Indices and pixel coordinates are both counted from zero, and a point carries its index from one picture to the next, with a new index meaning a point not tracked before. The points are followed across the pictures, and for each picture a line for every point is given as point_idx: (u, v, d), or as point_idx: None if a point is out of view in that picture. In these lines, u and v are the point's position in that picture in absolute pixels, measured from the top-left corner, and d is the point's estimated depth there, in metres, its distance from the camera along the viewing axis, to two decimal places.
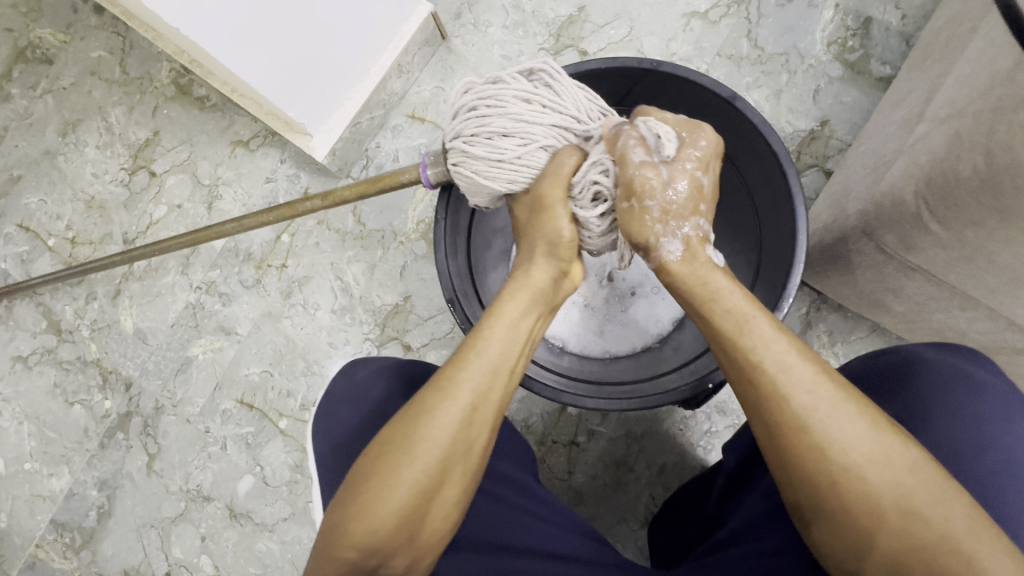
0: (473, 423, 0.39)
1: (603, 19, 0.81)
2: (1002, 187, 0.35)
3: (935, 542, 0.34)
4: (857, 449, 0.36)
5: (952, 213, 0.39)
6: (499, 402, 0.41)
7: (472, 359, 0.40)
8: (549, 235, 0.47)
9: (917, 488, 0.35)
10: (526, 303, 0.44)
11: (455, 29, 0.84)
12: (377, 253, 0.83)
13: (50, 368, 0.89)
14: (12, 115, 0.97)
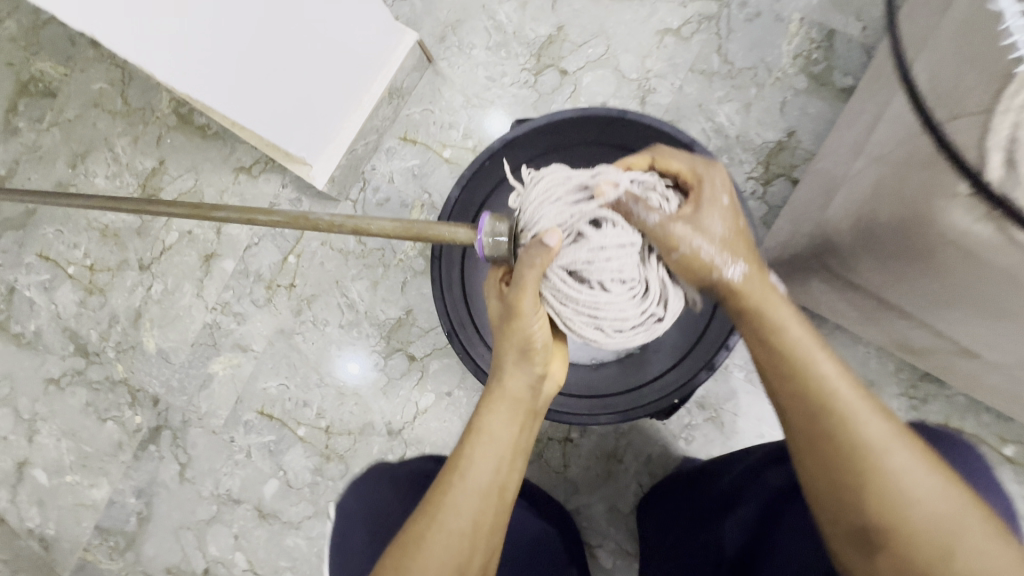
0: (473, 525, 0.45)
1: (581, 39, 0.85)
2: (912, 231, 0.41)
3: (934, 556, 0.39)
4: (888, 457, 0.41)
5: (878, 247, 0.44)
6: (491, 510, 0.46)
7: (460, 476, 0.46)
8: (520, 345, 0.50)
9: (934, 507, 0.40)
10: (505, 414, 0.49)
11: (440, 52, 0.89)
12: (379, 270, 0.88)
13: (81, 388, 0.96)
14: (23, 149, 1.02)
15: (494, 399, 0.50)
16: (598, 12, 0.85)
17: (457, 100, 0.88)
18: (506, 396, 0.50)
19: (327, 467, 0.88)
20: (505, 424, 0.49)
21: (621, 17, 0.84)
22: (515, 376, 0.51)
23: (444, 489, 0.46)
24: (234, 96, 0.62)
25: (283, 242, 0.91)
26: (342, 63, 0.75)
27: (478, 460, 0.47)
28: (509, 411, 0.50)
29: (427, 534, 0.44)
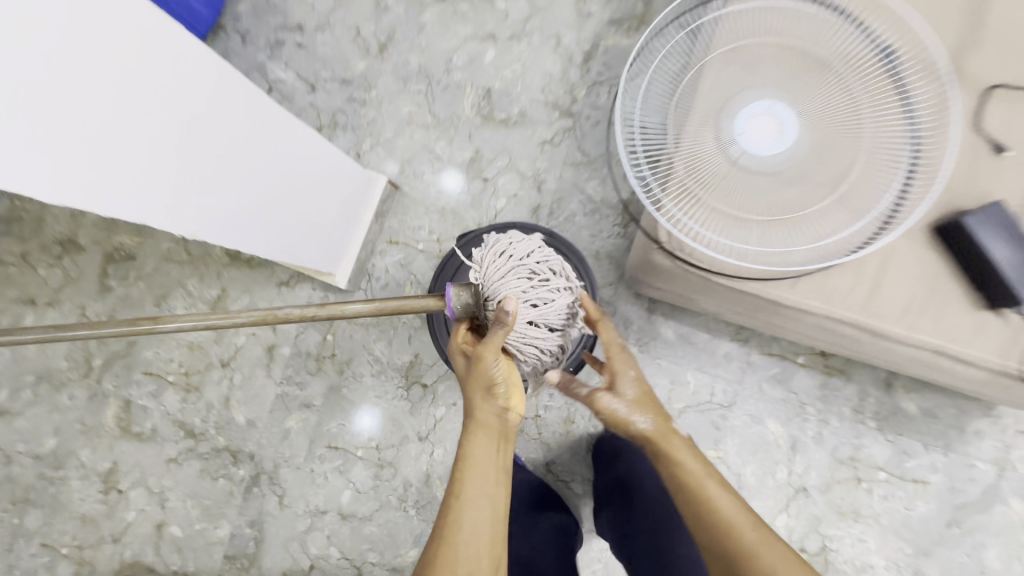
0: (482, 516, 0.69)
1: (492, 156, 1.30)
2: (649, 265, 0.88)
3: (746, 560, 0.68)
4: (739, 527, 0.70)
5: (647, 273, 0.92)
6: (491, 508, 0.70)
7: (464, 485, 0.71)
8: (484, 385, 0.76)
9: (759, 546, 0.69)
10: (486, 440, 0.75)
11: (403, 180, 1.34)
12: (391, 331, 1.30)
13: (195, 459, 1.34)
14: (118, 300, 1.41)
15: (476, 428, 0.75)
16: (499, 137, 1.31)
17: (420, 209, 1.32)
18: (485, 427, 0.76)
19: (382, 473, 1.27)
20: (487, 447, 0.75)
21: (514, 138, 1.30)
22: (488, 408, 0.76)
23: (452, 501, 0.71)
24: (210, 222, 0.77)
25: (321, 327, 1.32)
26: (290, 177, 0.96)
27: (471, 475, 0.72)
28: (487, 436, 0.75)
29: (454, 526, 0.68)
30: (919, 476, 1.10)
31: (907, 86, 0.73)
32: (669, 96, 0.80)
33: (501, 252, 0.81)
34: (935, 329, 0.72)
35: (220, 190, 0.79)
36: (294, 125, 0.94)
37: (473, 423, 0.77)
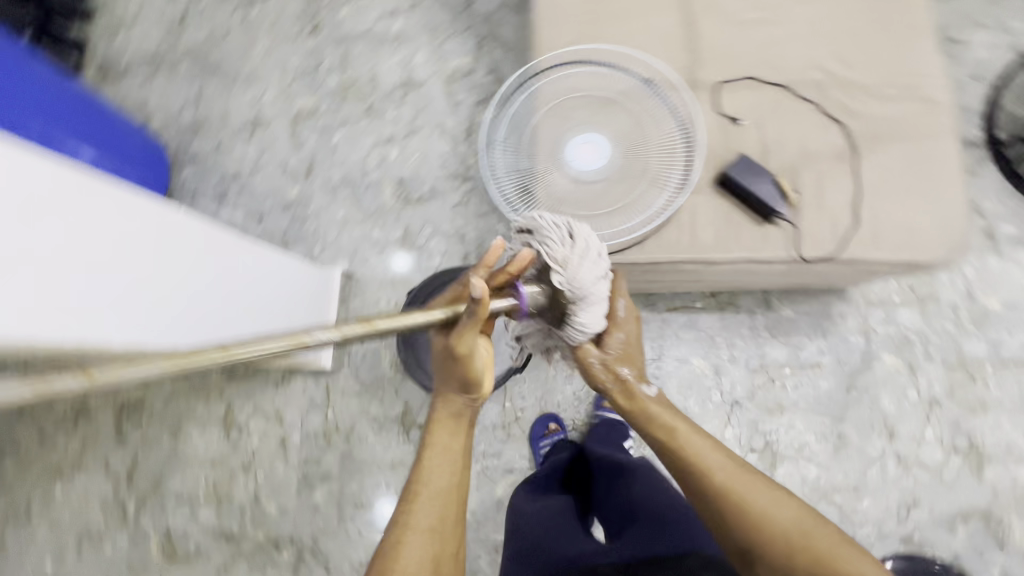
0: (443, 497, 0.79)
1: (419, 227, 1.62)
2: None
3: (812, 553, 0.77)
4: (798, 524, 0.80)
5: None
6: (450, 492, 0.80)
7: (426, 476, 0.80)
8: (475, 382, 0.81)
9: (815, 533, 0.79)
10: (448, 432, 0.83)
11: (354, 268, 1.62)
12: (380, 391, 1.53)
13: (242, 561, 1.49)
14: (137, 446, 1.59)
15: (439, 425, 0.84)
16: (420, 212, 1.63)
17: (374, 286, 1.61)
18: (445, 420, 0.84)
19: None
20: (448, 441, 0.83)
21: (431, 208, 1.62)
22: (447, 398, 0.84)
23: (414, 489, 0.80)
24: (189, 319, 1.00)
25: (321, 407, 1.54)
26: (230, 279, 1.11)
27: (434, 464, 0.81)
28: (453, 431, 0.83)
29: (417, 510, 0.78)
30: (814, 361, 1.39)
31: (665, 101, 1.11)
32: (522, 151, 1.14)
33: (580, 238, 0.79)
34: (737, 246, 1.04)
35: (192, 295, 1.00)
36: (219, 232, 1.10)
37: (431, 421, 0.84)
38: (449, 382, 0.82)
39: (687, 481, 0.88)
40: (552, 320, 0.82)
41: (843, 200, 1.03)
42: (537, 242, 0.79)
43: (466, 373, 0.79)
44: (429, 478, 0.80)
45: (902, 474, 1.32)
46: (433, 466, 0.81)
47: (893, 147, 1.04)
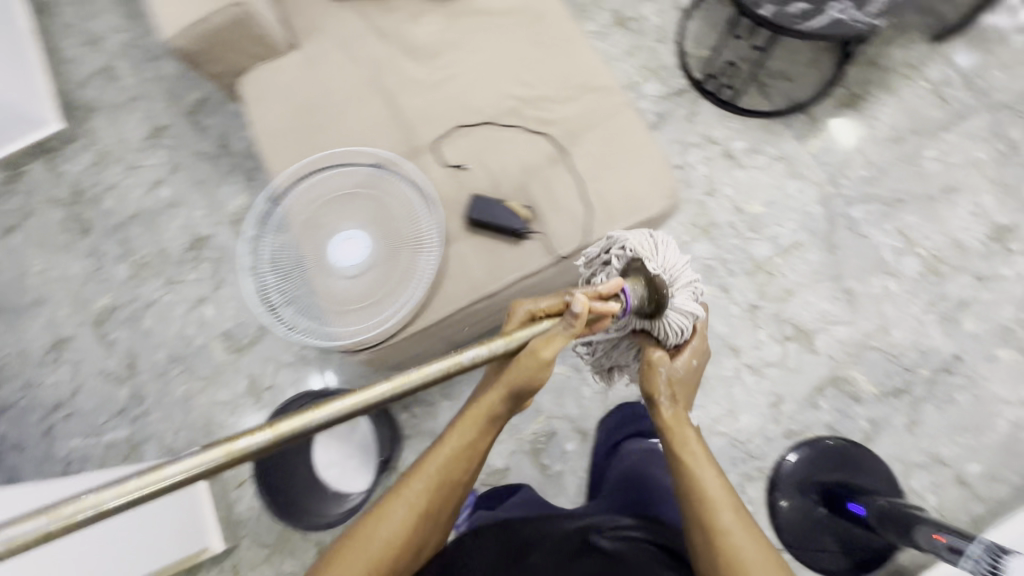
0: (421, 501, 0.87)
1: (261, 369, 1.60)
2: (380, 363, 1.22)
3: None
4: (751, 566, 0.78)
5: (386, 366, 1.25)
6: (433, 497, 0.88)
7: (421, 471, 0.88)
8: (524, 382, 0.85)
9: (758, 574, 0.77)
10: (472, 427, 0.90)
11: (215, 438, 1.57)
12: (286, 546, 1.46)
13: None
14: None
15: (466, 413, 0.91)
16: (256, 354, 1.61)
17: None
18: (473, 414, 0.90)
19: None
20: (462, 438, 0.90)
21: (266, 346, 1.62)
22: (490, 401, 0.89)
23: (404, 483, 0.88)
24: None
25: None
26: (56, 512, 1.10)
27: (433, 463, 0.88)
28: (475, 432, 0.90)
29: (396, 506, 0.86)
30: None
31: (389, 170, 1.20)
32: (290, 275, 1.18)
33: (666, 246, 0.92)
34: (507, 270, 1.13)
35: None
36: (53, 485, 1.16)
37: (464, 412, 0.91)
38: (495, 381, 0.88)
39: (692, 503, 0.84)
40: (655, 307, 0.92)
41: (570, 193, 1.15)
42: (638, 249, 0.92)
43: (532, 371, 0.83)
44: (418, 479, 0.88)
45: (758, 381, 1.45)
46: (432, 472, 0.88)
47: (589, 135, 1.19)
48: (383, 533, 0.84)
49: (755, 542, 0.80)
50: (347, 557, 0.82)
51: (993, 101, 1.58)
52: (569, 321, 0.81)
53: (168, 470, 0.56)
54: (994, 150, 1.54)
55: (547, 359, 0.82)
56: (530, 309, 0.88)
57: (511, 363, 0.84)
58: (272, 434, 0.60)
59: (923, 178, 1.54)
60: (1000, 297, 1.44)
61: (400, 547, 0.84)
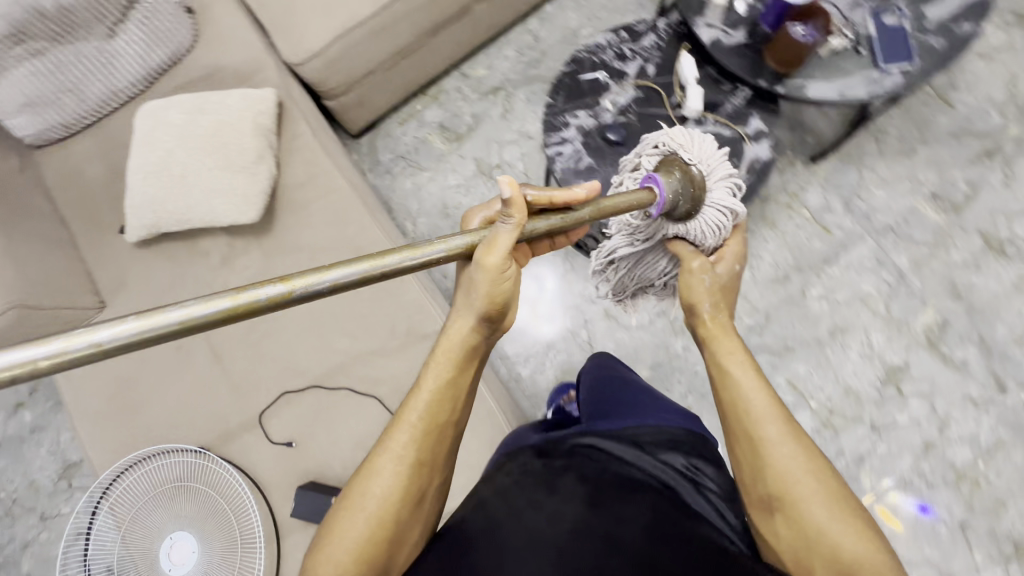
0: (406, 464, 0.69)
1: None
2: None
3: (811, 529, 0.63)
4: (801, 483, 0.65)
5: None
6: (411, 456, 0.70)
7: (408, 409, 0.71)
8: (493, 294, 0.71)
9: (814, 498, 0.64)
10: (451, 361, 0.74)
11: None
12: None
13: None
14: None
15: (444, 338, 0.74)
16: None
17: None
18: (455, 337, 0.74)
19: None
20: (445, 369, 0.73)
21: None
22: (463, 331, 0.74)
23: (381, 443, 0.71)
24: None
25: None
26: None
27: (417, 404, 0.71)
28: (453, 368, 0.73)
29: (378, 463, 0.70)
30: None
31: (197, 449, 1.11)
32: None
33: (703, 137, 0.83)
34: None
35: None
36: None
37: (440, 344, 0.74)
38: (464, 308, 0.74)
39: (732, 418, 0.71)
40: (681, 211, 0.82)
41: None
42: (670, 142, 0.85)
43: (491, 293, 0.71)
44: (405, 423, 0.71)
45: None
46: (420, 410, 0.71)
47: None
48: (375, 486, 0.68)
49: (804, 455, 0.66)
50: (347, 515, 0.68)
51: (876, 224, 1.49)
52: (507, 216, 0.68)
53: (128, 328, 0.47)
54: (882, 280, 1.46)
55: (496, 267, 0.69)
56: (482, 217, 0.85)
57: (470, 282, 0.72)
58: (284, 291, 0.53)
59: (810, 321, 1.46)
60: (896, 447, 1.37)
61: (388, 531, 0.67)
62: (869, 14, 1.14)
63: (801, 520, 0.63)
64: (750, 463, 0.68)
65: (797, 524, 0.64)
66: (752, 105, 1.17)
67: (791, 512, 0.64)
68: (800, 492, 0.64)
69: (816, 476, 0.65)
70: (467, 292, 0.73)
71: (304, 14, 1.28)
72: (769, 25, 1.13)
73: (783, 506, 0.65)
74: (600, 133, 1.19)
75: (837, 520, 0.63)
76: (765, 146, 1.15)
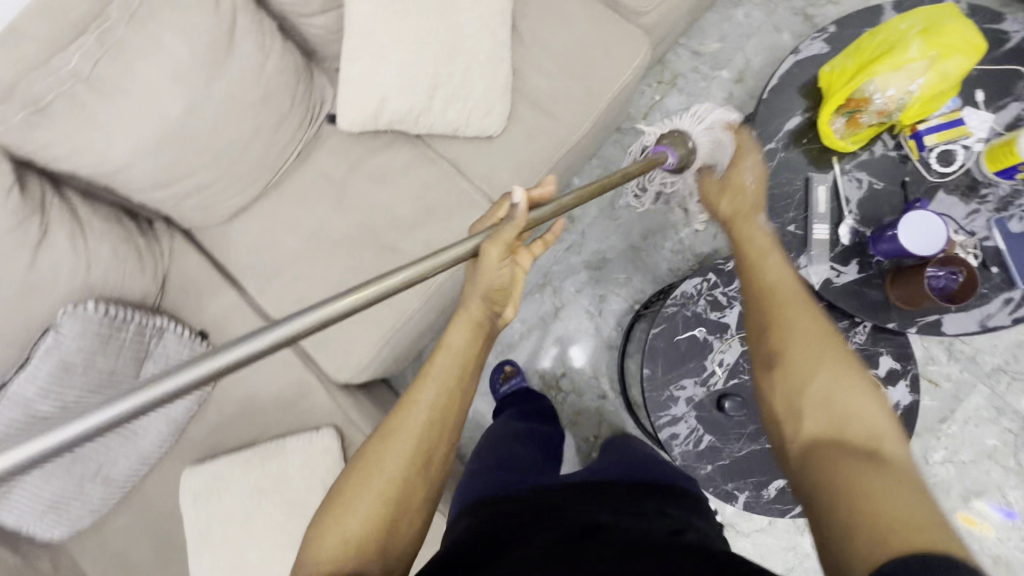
0: (423, 438, 0.73)
1: None
2: None
3: (817, 383, 0.65)
4: (807, 339, 0.69)
5: None
6: (424, 429, 0.73)
7: (421, 383, 0.76)
8: (490, 286, 0.79)
9: (830, 363, 0.67)
10: (468, 330, 0.81)
11: None
12: None
13: None
14: None
15: (455, 321, 0.81)
16: None
17: None
18: (467, 320, 0.81)
19: None
20: (466, 343, 0.80)
21: None
22: (477, 310, 0.81)
23: (396, 413, 0.75)
24: None
25: None
26: None
27: (427, 387, 0.75)
28: (467, 341, 0.80)
29: (387, 443, 0.72)
30: None
31: None
32: None
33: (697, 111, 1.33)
34: None
35: None
36: None
37: (457, 313, 0.82)
38: (470, 297, 0.81)
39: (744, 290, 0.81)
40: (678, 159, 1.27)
41: None
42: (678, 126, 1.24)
43: (495, 282, 0.78)
44: (435, 372, 0.77)
45: None
46: (453, 349, 0.79)
47: None
48: (408, 420, 0.73)
49: (812, 325, 0.71)
50: (382, 449, 0.72)
51: (985, 366, 1.38)
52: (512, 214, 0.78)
53: (178, 372, 0.46)
54: (1005, 429, 1.36)
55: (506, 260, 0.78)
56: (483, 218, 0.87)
57: (474, 275, 0.79)
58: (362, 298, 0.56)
59: (939, 490, 1.36)
60: None
61: (391, 519, 0.68)
62: (992, 222, 1.00)
63: (803, 368, 0.67)
64: (760, 320, 0.75)
65: (798, 378, 0.67)
66: (878, 342, 1.04)
67: (794, 364, 0.68)
68: (800, 347, 0.69)
69: (819, 352, 0.68)
70: (474, 281, 0.79)
71: (344, 323, 1.10)
72: (889, 248, 0.97)
73: (789, 361, 0.69)
74: (714, 402, 1.05)
75: (851, 378, 0.64)
76: (904, 389, 1.03)
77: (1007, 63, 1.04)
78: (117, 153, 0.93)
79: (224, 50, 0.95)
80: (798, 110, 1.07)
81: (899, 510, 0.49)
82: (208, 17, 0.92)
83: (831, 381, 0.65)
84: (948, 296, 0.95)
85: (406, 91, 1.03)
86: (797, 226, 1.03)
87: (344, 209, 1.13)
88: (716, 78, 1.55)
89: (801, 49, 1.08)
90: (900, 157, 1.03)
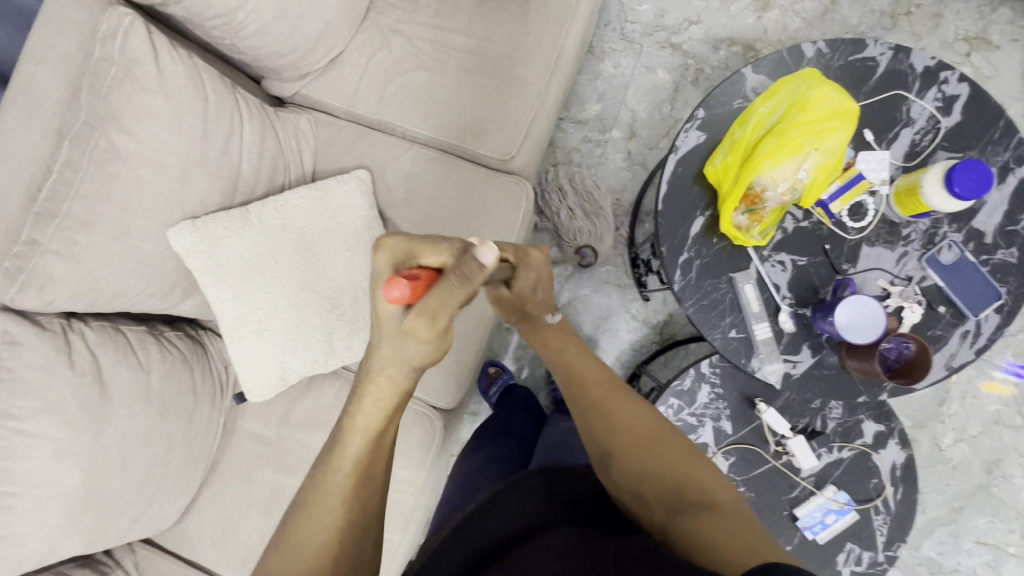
0: (337, 540, 0.61)
1: None
2: None
3: (654, 455, 0.73)
4: (633, 418, 0.78)
5: None
6: (338, 528, 0.61)
7: (329, 475, 0.63)
8: (426, 348, 0.63)
9: (652, 428, 0.77)
10: (382, 410, 0.65)
11: None
12: None
13: None
14: None
15: (365, 396, 0.65)
16: None
17: None
18: (387, 387, 0.65)
19: None
20: (377, 418, 0.65)
21: None
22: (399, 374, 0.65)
23: (304, 505, 0.63)
24: None
25: None
26: None
27: (336, 474, 0.63)
28: (384, 414, 0.65)
29: (286, 549, 0.61)
30: None
31: None
32: None
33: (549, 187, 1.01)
34: None
35: None
36: None
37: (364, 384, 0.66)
38: (393, 360, 0.64)
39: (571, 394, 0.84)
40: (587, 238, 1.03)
41: None
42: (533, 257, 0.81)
43: (412, 358, 0.64)
44: (341, 461, 0.64)
45: None
46: (365, 431, 0.64)
47: None
48: (311, 531, 0.61)
49: (629, 401, 0.80)
50: (283, 558, 0.61)
51: None
52: (464, 272, 0.62)
53: None
54: (1001, 390, 1.36)
55: (433, 332, 0.62)
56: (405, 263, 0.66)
57: (400, 342, 0.63)
58: None
59: (962, 471, 1.36)
60: None
61: None
62: (924, 261, 0.96)
63: (636, 446, 0.74)
64: (587, 423, 0.80)
65: (636, 450, 0.74)
66: (856, 412, 1.01)
67: (628, 444, 0.75)
68: (630, 437, 0.76)
69: (631, 429, 0.76)
70: (399, 345, 0.63)
71: None
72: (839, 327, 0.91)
73: (618, 451, 0.75)
74: None
75: (672, 435, 0.76)
76: (896, 447, 1.01)
77: (885, 91, 0.98)
78: (35, 549, 0.86)
79: (100, 397, 0.88)
80: (699, 210, 1.00)
81: (723, 533, 0.62)
82: (69, 381, 0.84)
83: (661, 444, 0.74)
84: (898, 372, 0.92)
85: (304, 347, 0.97)
86: (737, 329, 0.99)
87: (291, 469, 1.07)
88: (609, 140, 1.48)
89: (678, 147, 1.00)
90: (813, 226, 0.98)
